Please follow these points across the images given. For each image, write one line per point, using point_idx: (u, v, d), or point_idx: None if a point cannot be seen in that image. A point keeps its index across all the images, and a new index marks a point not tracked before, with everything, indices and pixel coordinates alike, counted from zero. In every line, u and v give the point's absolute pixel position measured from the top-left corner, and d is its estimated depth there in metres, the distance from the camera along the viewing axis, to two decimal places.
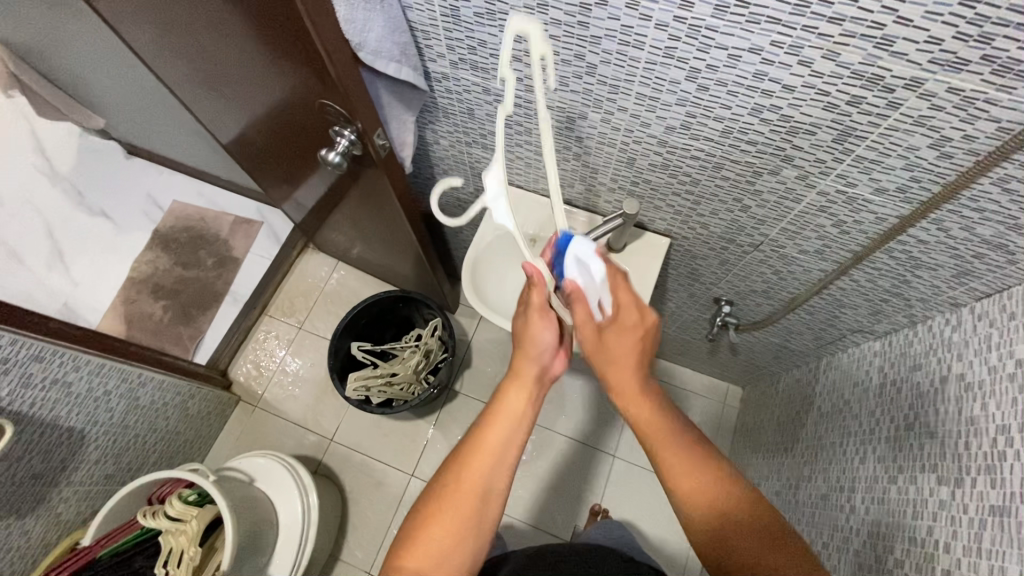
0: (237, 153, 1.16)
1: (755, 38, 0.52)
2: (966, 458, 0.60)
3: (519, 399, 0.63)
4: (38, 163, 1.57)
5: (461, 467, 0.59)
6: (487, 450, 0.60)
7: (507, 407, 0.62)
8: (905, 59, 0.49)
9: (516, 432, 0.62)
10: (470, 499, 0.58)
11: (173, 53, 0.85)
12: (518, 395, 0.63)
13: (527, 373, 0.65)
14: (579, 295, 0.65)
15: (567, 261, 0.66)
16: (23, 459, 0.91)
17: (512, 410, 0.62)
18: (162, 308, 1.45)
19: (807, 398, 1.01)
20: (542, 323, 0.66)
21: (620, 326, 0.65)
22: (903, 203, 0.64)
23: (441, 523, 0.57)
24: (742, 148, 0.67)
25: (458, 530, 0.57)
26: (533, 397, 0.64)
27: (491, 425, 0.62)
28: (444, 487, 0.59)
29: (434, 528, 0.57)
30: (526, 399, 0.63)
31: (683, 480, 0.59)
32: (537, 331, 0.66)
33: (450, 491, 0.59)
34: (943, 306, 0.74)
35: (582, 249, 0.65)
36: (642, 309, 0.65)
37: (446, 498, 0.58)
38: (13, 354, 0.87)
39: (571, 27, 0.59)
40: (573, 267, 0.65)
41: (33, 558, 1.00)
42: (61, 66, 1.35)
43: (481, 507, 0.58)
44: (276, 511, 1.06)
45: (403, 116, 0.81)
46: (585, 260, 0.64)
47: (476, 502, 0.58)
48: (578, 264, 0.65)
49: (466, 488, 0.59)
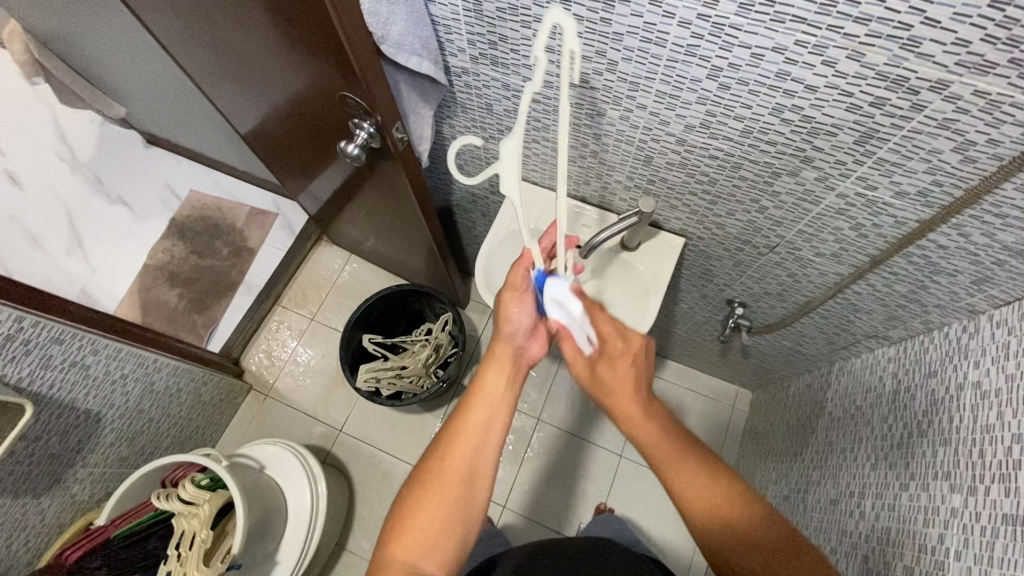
0: (256, 144, 1.17)
1: (779, 37, 0.52)
2: (980, 467, 0.59)
3: (499, 379, 0.64)
4: (63, 152, 1.61)
5: (445, 453, 0.60)
6: (469, 434, 0.61)
7: (487, 390, 0.63)
8: (932, 61, 0.48)
9: (497, 415, 0.62)
10: (454, 483, 0.58)
11: (197, 42, 0.87)
12: (496, 376, 0.64)
13: (503, 353, 0.67)
14: (565, 334, 0.69)
15: (546, 303, 0.69)
16: (41, 439, 0.93)
17: (492, 392, 0.63)
18: (177, 296, 1.47)
19: (818, 403, 1.01)
20: (518, 303, 0.68)
21: (609, 358, 0.68)
22: (924, 207, 0.63)
23: (426, 508, 0.57)
24: (762, 148, 0.67)
25: (443, 517, 0.57)
26: (512, 379, 0.65)
27: (473, 409, 0.62)
28: (428, 473, 0.59)
29: (418, 514, 0.57)
30: (506, 383, 0.64)
31: (691, 495, 0.59)
32: (510, 314, 0.68)
33: (435, 477, 0.59)
34: (961, 313, 0.73)
35: (558, 289, 0.68)
36: (626, 336, 0.69)
37: (432, 483, 0.58)
38: (33, 336, 0.89)
39: (594, 23, 0.59)
40: (555, 309, 0.69)
41: (48, 536, 1.02)
42: (85, 55, 1.38)
43: (467, 490, 0.59)
44: (285, 498, 1.08)
45: (421, 110, 0.82)
46: (562, 299, 0.68)
47: (460, 486, 0.58)
48: (556, 304, 0.69)
49: (450, 471, 0.59)
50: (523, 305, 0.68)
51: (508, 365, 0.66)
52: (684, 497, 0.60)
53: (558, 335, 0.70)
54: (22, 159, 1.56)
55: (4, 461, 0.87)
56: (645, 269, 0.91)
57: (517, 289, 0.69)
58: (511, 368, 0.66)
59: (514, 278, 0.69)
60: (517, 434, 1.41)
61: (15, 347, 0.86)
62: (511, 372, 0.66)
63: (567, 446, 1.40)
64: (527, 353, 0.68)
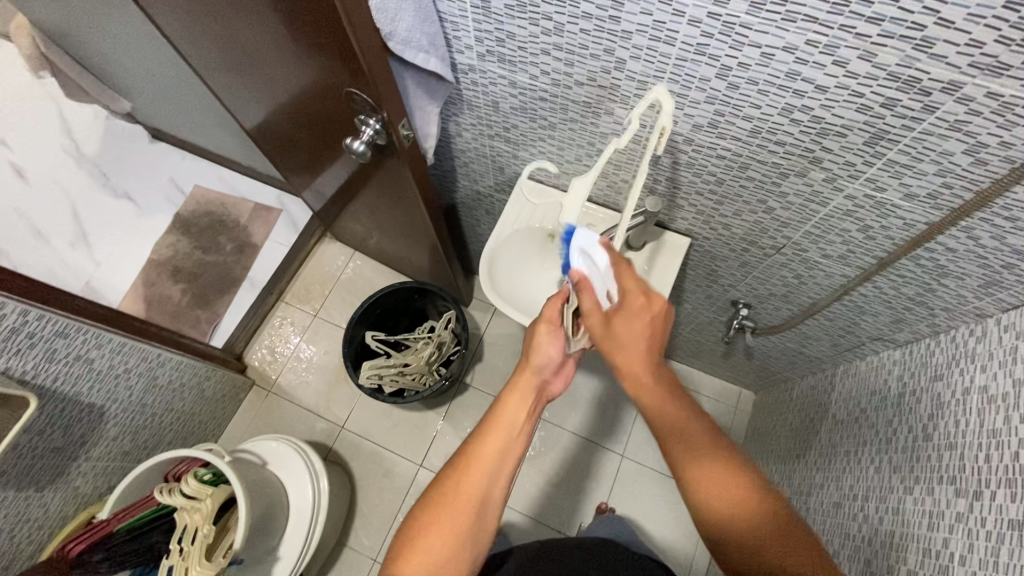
0: (261, 139, 1.17)
1: (790, 37, 0.52)
2: (986, 471, 0.59)
3: (520, 410, 0.63)
4: (70, 148, 1.62)
5: (459, 478, 0.59)
6: (484, 460, 0.60)
7: (504, 416, 0.62)
8: (945, 62, 0.48)
9: (513, 442, 0.62)
10: (467, 510, 0.58)
11: (204, 37, 0.87)
12: (515, 404, 0.63)
13: (527, 382, 0.65)
14: (585, 284, 0.64)
15: (572, 253, 0.67)
16: (45, 432, 0.94)
17: (509, 419, 0.62)
18: (181, 291, 1.48)
19: (822, 406, 1.00)
20: (549, 338, 0.67)
21: (626, 312, 0.62)
22: (933, 209, 0.63)
23: (439, 532, 0.57)
24: (770, 149, 0.66)
25: (456, 542, 0.57)
26: (532, 411, 0.64)
27: (489, 434, 0.62)
28: (441, 497, 0.59)
29: (431, 537, 0.57)
30: (524, 409, 0.63)
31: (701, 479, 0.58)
32: (541, 346, 0.66)
33: (448, 501, 0.58)
34: (968, 316, 0.72)
35: (586, 242, 0.66)
36: (650, 292, 0.62)
37: (445, 508, 0.58)
38: (38, 329, 0.89)
39: (603, 21, 0.59)
40: (579, 259, 0.66)
41: (51, 529, 1.03)
42: (91, 50, 1.38)
43: (479, 515, 0.59)
44: (287, 494, 1.08)
45: (428, 107, 0.81)
46: (588, 251, 0.65)
47: (473, 512, 0.58)
48: (583, 256, 0.66)
49: (464, 498, 0.58)
50: (553, 338, 0.67)
51: (530, 396, 0.64)
52: (691, 479, 0.58)
53: (579, 285, 0.65)
54: (32, 156, 1.59)
55: (9, 453, 0.88)
56: (649, 268, 0.91)
57: (549, 321, 0.67)
58: (531, 395, 0.64)
59: (550, 310, 0.68)
60: None
61: (20, 340, 0.87)
62: (531, 399, 0.64)
63: (569, 445, 1.40)
64: (549, 380, 0.67)
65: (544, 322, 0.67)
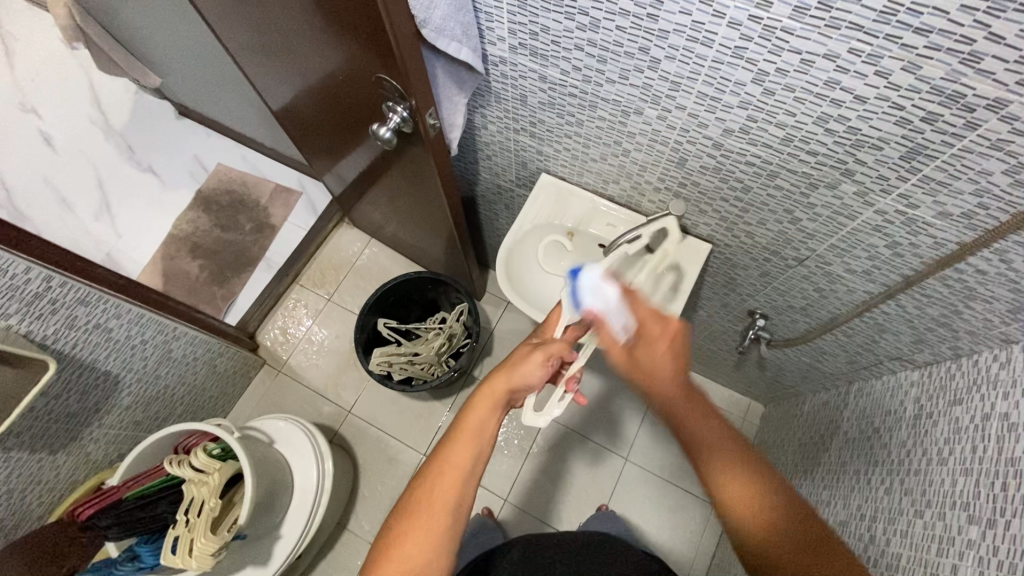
0: (286, 120, 1.17)
1: (832, 44, 0.51)
2: (1003, 501, 0.57)
3: (483, 412, 0.64)
4: (98, 120, 1.65)
5: (432, 484, 0.60)
6: (455, 465, 0.61)
7: (470, 421, 0.63)
8: (992, 78, 0.47)
9: (480, 445, 0.63)
10: (441, 513, 0.58)
11: (238, 16, 0.87)
12: (482, 408, 0.64)
13: (495, 391, 0.64)
14: (601, 321, 0.65)
15: (580, 293, 0.66)
16: (62, 396, 0.96)
17: (477, 422, 0.63)
18: (198, 267, 1.50)
19: (833, 422, 0.99)
20: (535, 364, 0.66)
21: (647, 339, 0.65)
22: (967, 229, 0.61)
23: (415, 537, 0.57)
24: (801, 158, 0.65)
25: (434, 547, 0.57)
26: (498, 410, 0.65)
27: (457, 440, 0.62)
28: (415, 506, 0.59)
29: (406, 544, 0.57)
30: (490, 415, 0.64)
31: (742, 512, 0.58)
32: (526, 371, 0.66)
33: (421, 512, 0.59)
34: (993, 342, 0.70)
35: (588, 280, 0.66)
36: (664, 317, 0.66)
37: (417, 518, 0.58)
38: (61, 296, 0.91)
39: (640, 19, 0.59)
40: (590, 298, 0.66)
41: (60, 492, 1.05)
42: (122, 23, 1.39)
43: (452, 522, 0.59)
44: (293, 474, 1.09)
45: (455, 97, 0.81)
46: (598, 288, 0.66)
47: (448, 518, 0.58)
48: (594, 294, 0.66)
49: (434, 504, 0.59)
50: (539, 364, 0.66)
51: (498, 399, 0.65)
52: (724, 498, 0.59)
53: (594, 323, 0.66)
54: (61, 126, 1.63)
55: (24, 415, 0.90)
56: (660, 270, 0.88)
57: (546, 350, 0.67)
58: (499, 400, 0.65)
59: (552, 347, 0.68)
60: (525, 429, 1.41)
61: (42, 306, 0.88)
62: (499, 403, 0.65)
63: (570, 444, 1.39)
64: (519, 395, 0.67)
65: (541, 350, 0.67)
